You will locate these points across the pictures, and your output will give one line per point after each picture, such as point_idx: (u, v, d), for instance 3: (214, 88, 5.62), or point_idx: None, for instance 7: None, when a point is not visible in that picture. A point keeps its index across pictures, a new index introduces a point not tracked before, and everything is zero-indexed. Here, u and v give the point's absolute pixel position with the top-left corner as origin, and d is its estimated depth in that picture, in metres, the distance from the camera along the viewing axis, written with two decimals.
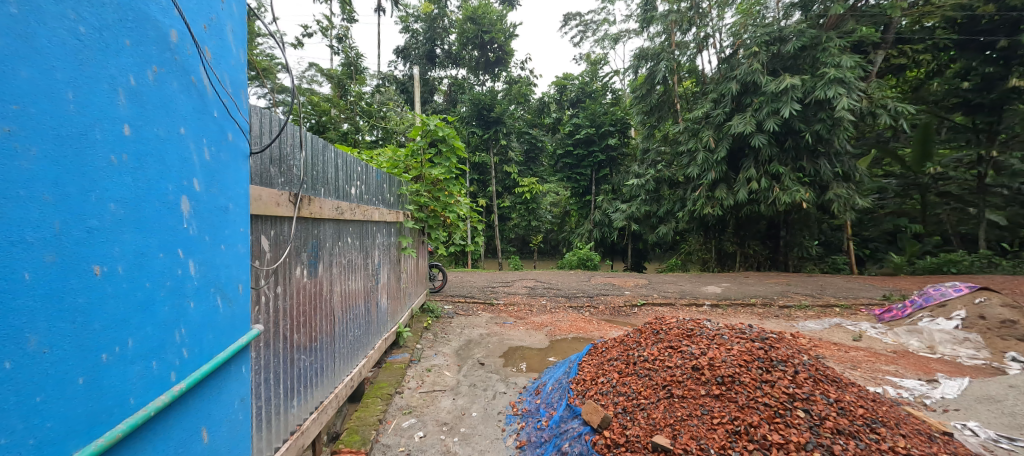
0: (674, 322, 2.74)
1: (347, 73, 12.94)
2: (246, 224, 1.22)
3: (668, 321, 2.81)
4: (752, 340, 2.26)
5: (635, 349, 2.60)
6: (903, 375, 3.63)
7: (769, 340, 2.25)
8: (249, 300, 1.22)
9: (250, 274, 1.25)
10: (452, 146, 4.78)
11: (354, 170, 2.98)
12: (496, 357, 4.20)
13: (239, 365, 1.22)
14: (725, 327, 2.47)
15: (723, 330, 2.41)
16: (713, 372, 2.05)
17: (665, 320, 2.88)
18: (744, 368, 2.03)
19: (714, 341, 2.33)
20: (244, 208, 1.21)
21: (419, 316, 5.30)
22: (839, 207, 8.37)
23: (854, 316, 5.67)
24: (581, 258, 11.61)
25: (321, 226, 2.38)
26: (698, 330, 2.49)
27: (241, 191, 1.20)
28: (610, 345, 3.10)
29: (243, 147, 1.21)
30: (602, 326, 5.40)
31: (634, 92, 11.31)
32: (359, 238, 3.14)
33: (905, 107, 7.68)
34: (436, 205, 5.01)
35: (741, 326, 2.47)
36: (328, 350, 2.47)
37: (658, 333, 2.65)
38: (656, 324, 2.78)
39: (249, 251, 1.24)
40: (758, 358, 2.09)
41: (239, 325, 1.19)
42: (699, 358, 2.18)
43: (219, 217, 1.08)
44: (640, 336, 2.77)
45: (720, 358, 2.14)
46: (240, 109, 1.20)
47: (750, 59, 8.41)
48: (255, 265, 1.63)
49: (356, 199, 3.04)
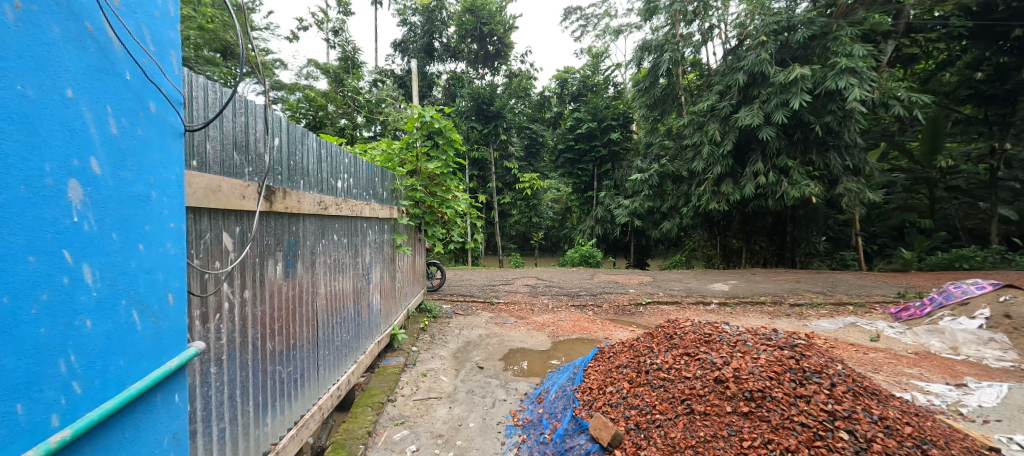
0: (689, 325, 2.50)
1: (344, 67, 12.71)
2: (177, 219, 1.06)
3: (682, 323, 2.59)
4: (780, 347, 2.03)
5: (647, 355, 2.39)
6: (929, 379, 3.41)
7: (799, 348, 2.02)
8: (183, 314, 1.07)
9: (185, 280, 1.09)
10: (449, 138, 4.58)
11: (339, 161, 2.74)
12: (495, 360, 3.99)
13: (169, 393, 1.06)
14: (744, 330, 2.27)
15: (746, 336, 2.18)
16: (738, 385, 1.83)
17: (679, 322, 2.64)
18: (774, 380, 1.81)
19: (737, 349, 2.10)
20: (174, 199, 1.06)
21: (416, 316, 5.11)
22: (849, 202, 8.12)
23: (869, 315, 5.44)
24: (583, 256, 11.35)
25: (301, 220, 2.15)
26: (717, 336, 2.25)
27: (168, 177, 1.04)
28: (618, 350, 2.88)
29: (176, 124, 1.07)
30: (607, 327, 5.18)
31: (637, 85, 11.06)
32: (347, 236, 2.92)
33: (919, 98, 7.41)
34: (433, 200, 4.77)
35: (764, 330, 2.24)
36: (310, 357, 2.26)
37: (671, 336, 2.44)
38: (669, 328, 2.55)
39: (183, 253, 1.09)
40: (789, 370, 1.86)
41: (167, 345, 1.03)
42: (722, 369, 1.94)
43: (134, 208, 0.93)
44: (651, 341, 2.54)
45: (745, 368, 1.91)
46: (168, 75, 1.04)
47: (757, 49, 8.14)
48: (211, 271, 1.41)
49: (343, 193, 2.81)
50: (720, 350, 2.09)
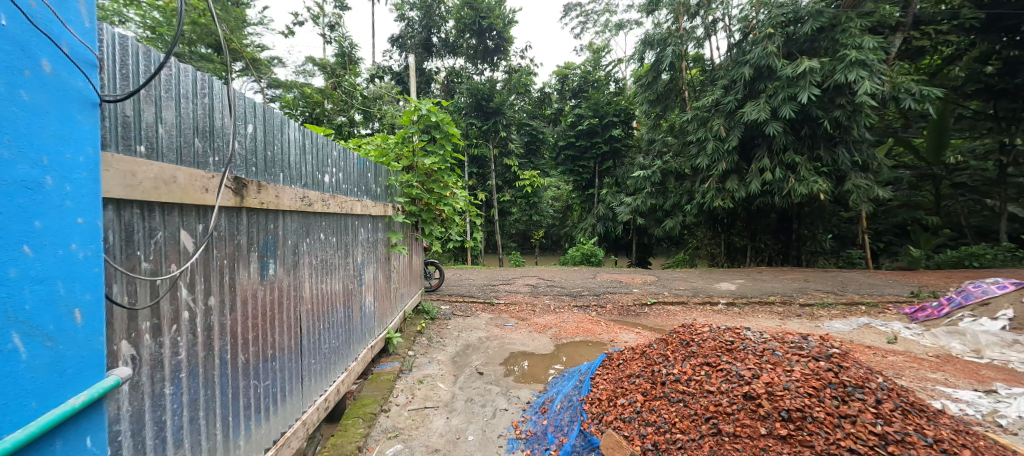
0: (707, 331, 2.30)
1: (340, 63, 12.50)
2: (88, 216, 0.90)
3: (698, 328, 2.38)
4: (814, 358, 1.84)
5: (662, 364, 2.20)
6: (955, 385, 3.22)
7: (835, 359, 1.83)
8: (95, 331, 0.92)
9: (102, 290, 0.94)
10: (447, 133, 4.39)
11: (326, 153, 2.52)
12: (496, 365, 3.79)
13: (77, 434, 0.90)
14: (769, 336, 2.08)
15: (773, 344, 1.98)
16: (771, 403, 1.63)
17: (695, 327, 2.44)
18: (812, 398, 1.62)
19: (764, 360, 1.90)
20: (82, 190, 0.90)
21: (413, 318, 4.91)
22: (858, 199, 7.93)
23: (883, 315, 5.24)
24: (585, 255, 11.15)
25: (281, 217, 1.94)
26: (740, 344, 2.05)
27: (73, 160, 0.88)
28: (628, 357, 2.68)
29: (86, 92, 0.92)
30: (611, 328, 4.97)
31: (639, 80, 10.81)
32: (336, 235, 2.71)
33: (931, 91, 7.20)
34: (430, 198, 4.55)
35: (792, 338, 2.05)
36: (293, 367, 2.05)
37: (688, 342, 2.25)
38: (685, 334, 2.34)
39: (97, 256, 0.93)
40: (828, 385, 1.67)
41: (74, 373, 0.88)
42: (752, 382, 1.74)
43: (14, 206, 0.77)
44: (666, 348, 2.33)
45: (778, 383, 1.72)
46: (73, 29, 0.89)
47: (764, 42, 7.90)
48: (163, 277, 1.22)
49: (330, 189, 2.60)
50: (745, 360, 1.90)
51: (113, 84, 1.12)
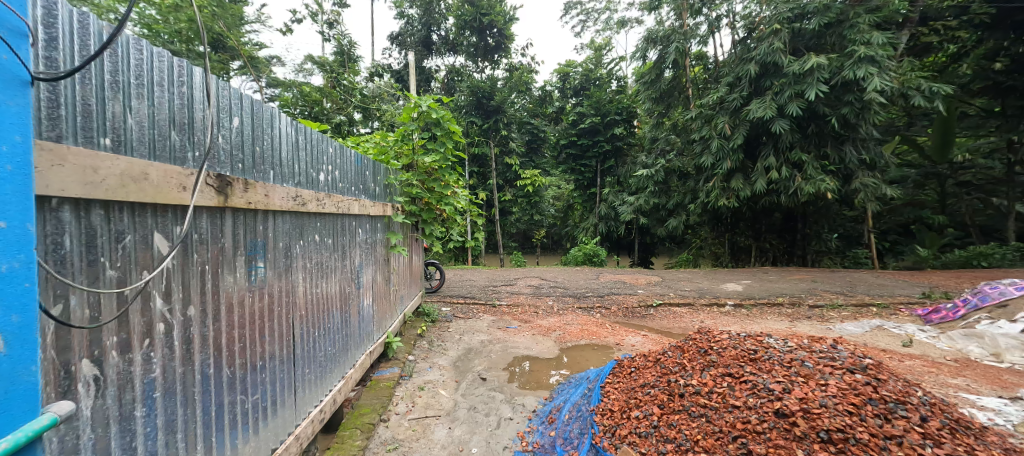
0: (726, 338, 2.19)
1: (340, 61, 12.37)
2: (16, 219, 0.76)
3: (716, 334, 2.29)
4: (849, 371, 1.76)
5: (678, 374, 2.08)
6: (978, 391, 3.09)
7: (872, 372, 1.76)
8: (26, 355, 0.78)
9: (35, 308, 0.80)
10: (448, 130, 4.25)
11: (321, 150, 2.38)
12: (499, 370, 3.66)
13: None
14: (795, 346, 2.00)
15: (801, 354, 1.91)
16: (808, 422, 1.53)
17: (711, 333, 2.34)
18: (853, 417, 1.53)
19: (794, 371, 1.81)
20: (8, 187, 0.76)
21: (414, 321, 4.78)
22: (866, 197, 7.80)
23: (895, 317, 5.11)
24: (587, 254, 11.03)
25: (271, 217, 1.81)
26: (764, 353, 1.96)
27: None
28: (641, 365, 2.57)
29: (15, 68, 0.79)
30: (617, 331, 4.84)
31: (642, 78, 10.66)
32: (332, 236, 2.58)
33: (941, 87, 7.07)
34: (430, 197, 4.40)
35: (822, 347, 1.98)
36: (285, 378, 1.92)
37: (706, 350, 2.13)
38: (702, 341, 2.23)
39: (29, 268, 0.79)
40: (868, 402, 1.59)
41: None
42: (784, 397, 1.65)
43: None
44: (682, 356, 2.21)
45: (813, 399, 1.62)
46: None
47: (770, 38, 7.76)
48: (129, 284, 1.08)
49: (326, 187, 2.46)
50: (774, 372, 1.80)
51: (72, 57, 0.99)
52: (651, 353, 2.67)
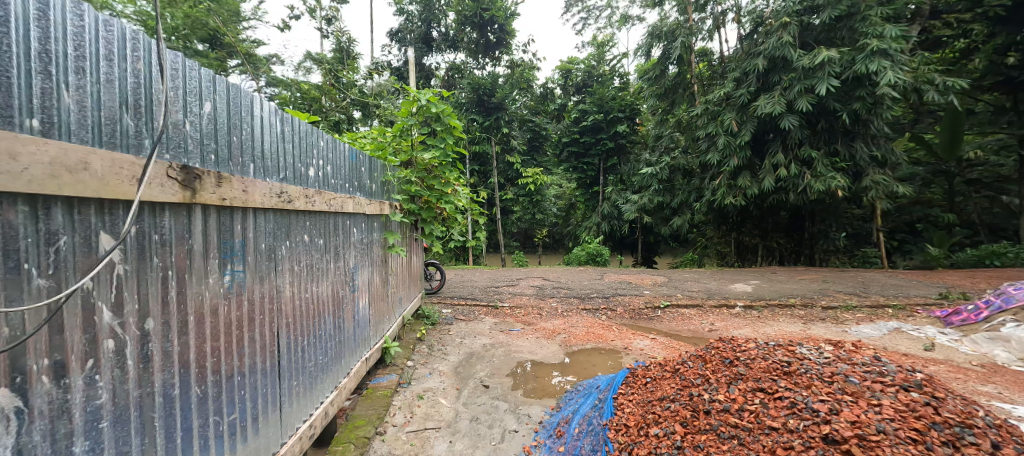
0: (754, 348, 2.23)
1: (338, 58, 12.20)
2: None
3: (745, 347, 2.27)
4: (902, 389, 1.73)
5: (706, 391, 2.00)
6: (1013, 400, 2.90)
7: (926, 390, 1.73)
8: None
9: None
10: (448, 125, 4.06)
11: (310, 142, 2.19)
12: (503, 377, 3.48)
13: None
14: (835, 360, 1.98)
15: (845, 369, 1.88)
16: (865, 450, 1.44)
17: (739, 345, 2.32)
18: (917, 445, 1.46)
19: (837, 388, 1.78)
20: None
21: (413, 324, 4.60)
22: (877, 195, 7.61)
23: (913, 319, 4.92)
24: (590, 254, 10.84)
25: (252, 216, 1.62)
26: (800, 367, 1.94)
27: None
28: (658, 376, 2.46)
29: None
30: (624, 334, 4.65)
31: (646, 74, 10.46)
32: (324, 236, 2.40)
33: (956, 82, 6.87)
34: (430, 195, 4.20)
35: (867, 362, 1.95)
36: (269, 393, 1.74)
37: (736, 364, 2.09)
38: (729, 353, 2.24)
39: None
40: (929, 426, 1.53)
41: None
42: (834, 420, 1.58)
43: None
44: (706, 367, 2.21)
45: (868, 423, 1.56)
46: None
47: (779, 31, 7.55)
48: (56, 295, 0.91)
49: (317, 183, 2.27)
50: (817, 391, 1.75)
51: None
52: (667, 362, 2.56)
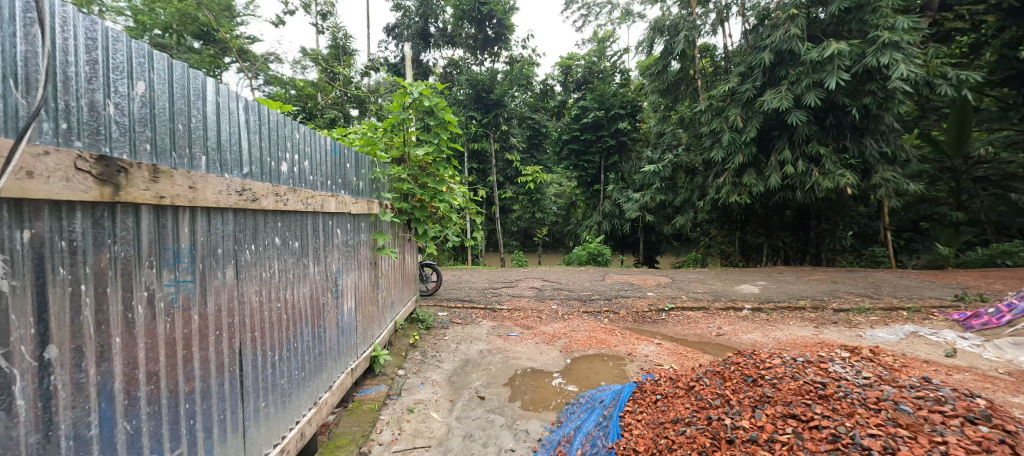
0: (780, 365, 2.19)
1: (334, 55, 11.99)
2: None
3: (773, 366, 2.19)
4: (961, 418, 1.63)
5: (729, 414, 1.93)
6: None
7: (995, 423, 1.61)
8: None
9: None
10: (442, 120, 3.84)
11: (282, 133, 1.95)
12: (500, 388, 3.25)
13: None
14: (876, 380, 1.95)
15: (892, 392, 1.80)
16: None
17: (766, 364, 2.25)
18: None
19: (886, 416, 1.69)
20: None
21: (406, 329, 4.38)
22: (887, 193, 7.38)
23: (930, 323, 4.70)
24: (591, 254, 10.61)
25: (204, 216, 1.40)
26: (838, 390, 1.86)
27: None
28: (670, 394, 2.32)
29: None
30: (628, 339, 4.43)
31: (647, 70, 10.24)
32: (301, 238, 2.17)
33: (969, 75, 6.65)
34: (424, 194, 3.95)
35: (915, 386, 1.87)
36: (228, 419, 1.52)
37: (761, 384, 2.05)
38: (755, 372, 2.17)
39: None
40: None
41: None
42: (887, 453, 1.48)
43: None
44: (725, 387, 2.15)
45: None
46: None
47: (787, 24, 7.32)
48: None
49: (291, 181, 2.04)
50: (864, 421, 1.64)
51: None
52: (679, 379, 2.44)
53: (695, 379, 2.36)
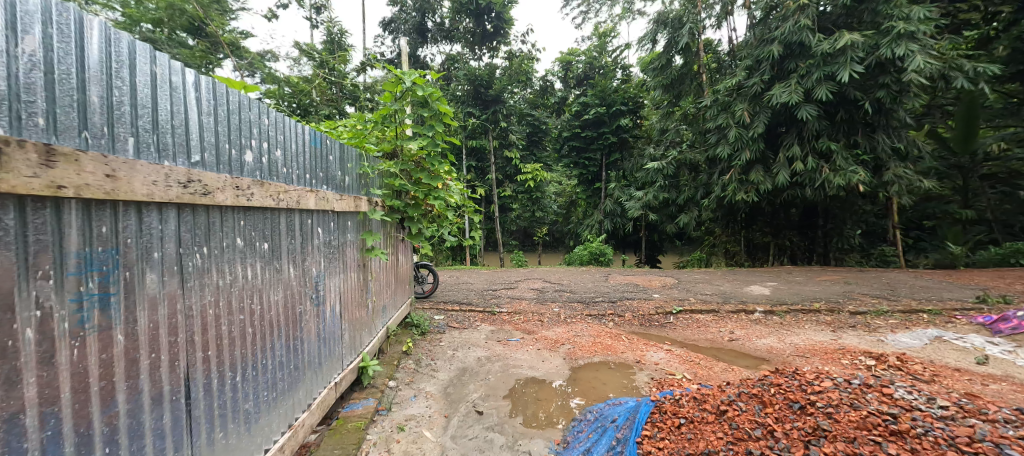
0: (836, 390, 2.08)
1: (329, 50, 11.67)
2: None
3: (827, 391, 2.07)
4: None
5: (775, 450, 1.78)
6: None
7: None
8: None
9: None
10: (437, 111, 3.57)
11: (244, 117, 1.67)
12: (499, 400, 2.99)
13: None
14: (959, 411, 1.82)
15: (980, 429, 1.68)
16: None
17: (819, 387, 2.13)
18: None
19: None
20: None
21: (400, 335, 4.11)
22: (899, 190, 7.12)
23: (954, 327, 4.44)
24: (593, 254, 10.32)
25: (134, 212, 1.14)
26: (915, 425, 1.75)
27: None
28: (698, 421, 2.09)
29: None
30: (636, 345, 4.16)
31: (650, 64, 9.97)
32: (272, 239, 1.89)
33: (987, 67, 6.39)
34: (418, 191, 3.66)
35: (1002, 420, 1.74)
36: None
37: (812, 412, 1.94)
38: (807, 397, 2.06)
39: None
40: None
41: None
42: None
43: None
44: (771, 414, 2.02)
45: None
46: None
47: (796, 15, 7.06)
48: None
49: (258, 173, 1.76)
50: None
51: None
52: (707, 400, 2.24)
53: (726, 404, 2.17)
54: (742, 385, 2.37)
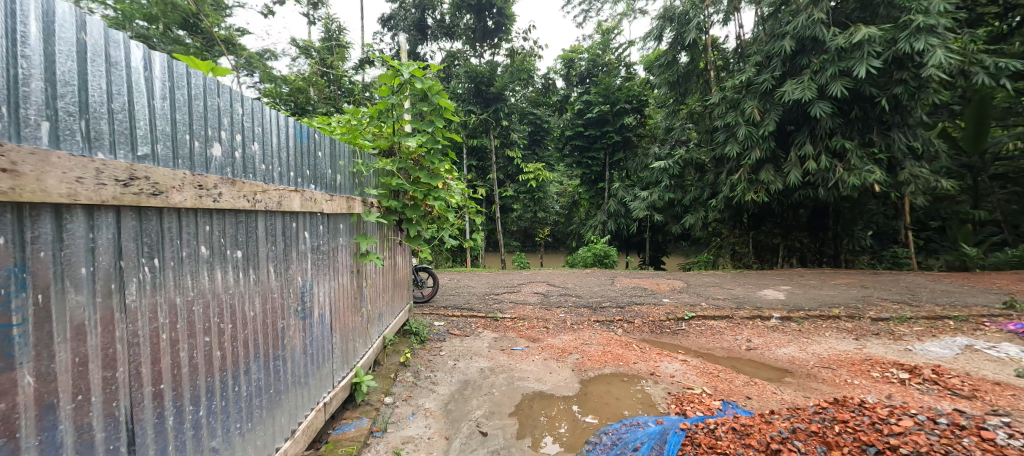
0: (921, 433, 1.91)
1: (327, 47, 11.42)
2: None
3: (911, 435, 1.90)
4: None
5: None
6: None
7: None
8: None
9: None
10: (437, 105, 3.31)
11: (211, 103, 1.42)
12: (505, 419, 2.74)
13: None
14: None
15: None
16: None
17: (898, 428, 1.96)
18: None
19: None
20: None
21: (398, 345, 3.86)
22: (916, 190, 6.87)
23: (983, 335, 4.20)
24: (597, 255, 10.07)
25: (46, 217, 0.92)
26: None
27: None
28: None
29: None
30: (648, 354, 3.91)
31: (656, 61, 9.72)
32: (249, 245, 1.65)
33: (1010, 62, 6.15)
34: (416, 190, 3.40)
35: None
36: None
37: None
38: (887, 441, 1.88)
39: None
40: None
41: None
42: None
43: None
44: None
45: None
46: None
47: (809, 9, 6.82)
48: None
49: (228, 169, 1.51)
50: None
51: None
52: (756, 437, 2.06)
53: (779, 442, 1.99)
54: (793, 419, 2.18)
